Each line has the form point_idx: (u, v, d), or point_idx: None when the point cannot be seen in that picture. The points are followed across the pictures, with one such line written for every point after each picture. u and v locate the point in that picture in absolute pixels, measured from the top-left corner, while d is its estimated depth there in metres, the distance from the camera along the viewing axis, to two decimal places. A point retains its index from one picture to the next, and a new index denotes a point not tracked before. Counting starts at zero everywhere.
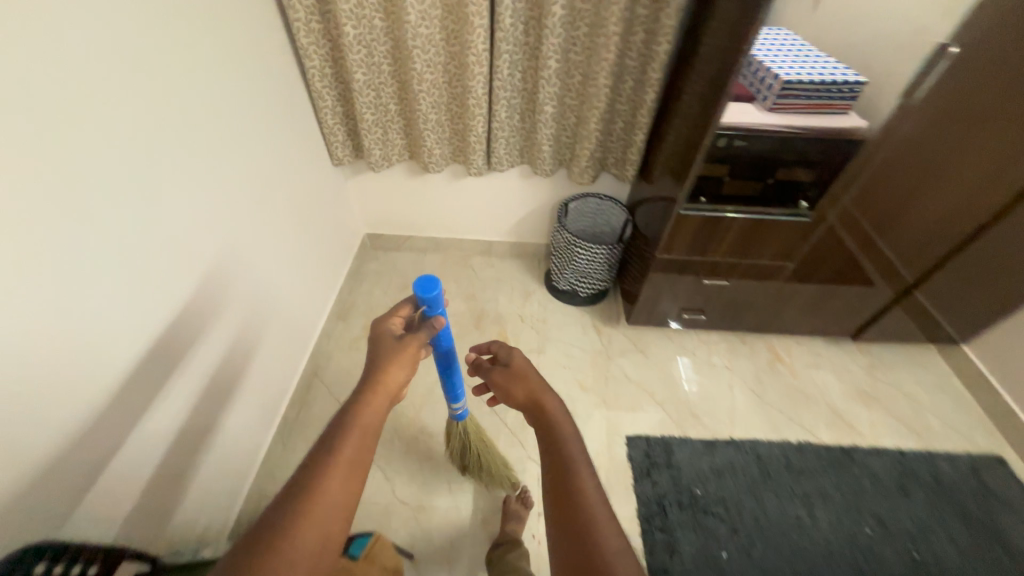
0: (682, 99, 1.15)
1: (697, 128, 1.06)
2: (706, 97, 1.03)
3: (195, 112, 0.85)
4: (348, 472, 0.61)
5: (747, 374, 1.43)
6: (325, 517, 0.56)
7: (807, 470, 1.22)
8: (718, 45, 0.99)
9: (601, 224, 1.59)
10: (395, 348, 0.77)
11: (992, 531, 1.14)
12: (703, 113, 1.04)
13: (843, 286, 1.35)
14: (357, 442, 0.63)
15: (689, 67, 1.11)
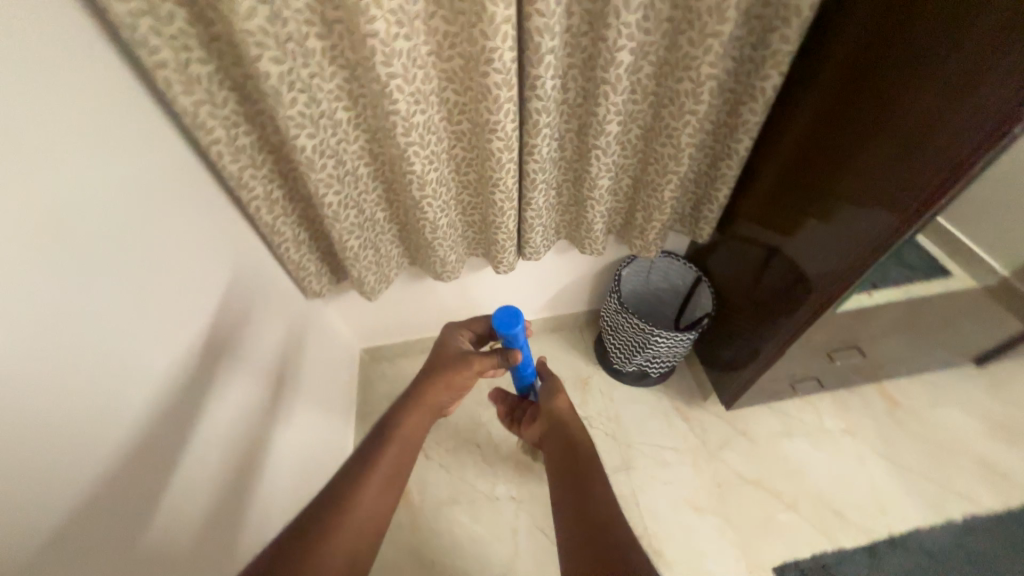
0: (819, 144, 0.81)
1: (877, 205, 0.72)
2: (896, 164, 0.68)
3: (52, 430, 0.44)
4: (384, 487, 0.58)
5: (872, 436, 1.19)
6: (355, 537, 0.53)
7: (988, 558, 1.02)
8: (926, 87, 0.63)
9: (662, 282, 1.26)
10: (456, 367, 0.72)
11: None
12: (887, 189, 0.70)
13: (976, 328, 1.11)
14: (396, 451, 0.62)
15: (823, 96, 0.78)
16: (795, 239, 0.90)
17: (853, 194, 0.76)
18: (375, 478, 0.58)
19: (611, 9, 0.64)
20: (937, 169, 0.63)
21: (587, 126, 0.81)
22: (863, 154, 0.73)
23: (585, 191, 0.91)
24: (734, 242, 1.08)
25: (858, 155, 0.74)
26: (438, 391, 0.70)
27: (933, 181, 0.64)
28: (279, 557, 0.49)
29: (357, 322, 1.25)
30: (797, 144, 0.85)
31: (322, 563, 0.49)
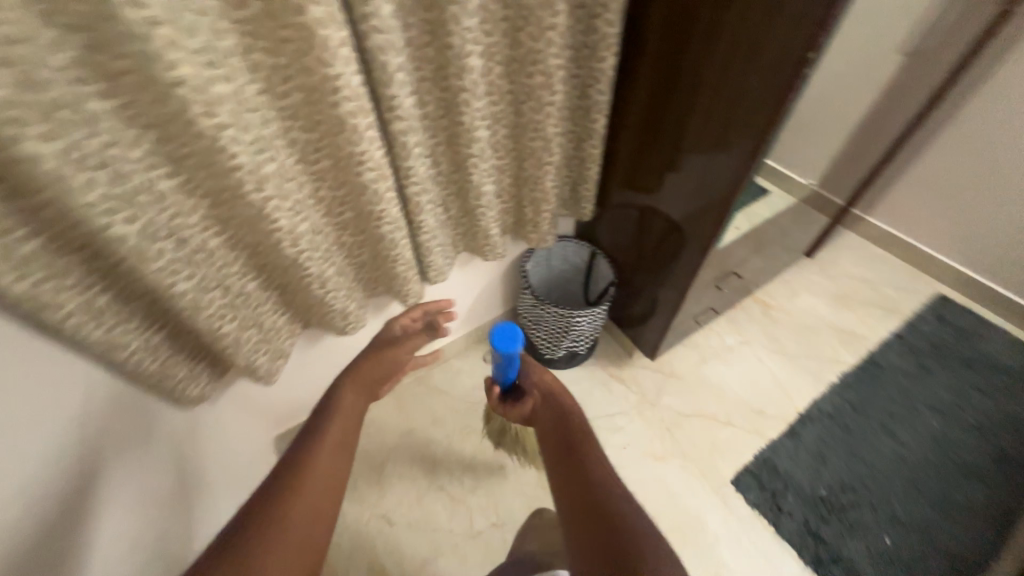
0: (661, 108, 0.90)
1: (721, 153, 0.83)
2: (726, 116, 0.79)
3: None
4: (335, 449, 0.69)
5: (762, 339, 1.39)
6: (320, 488, 0.63)
7: (865, 401, 1.25)
8: (731, 46, 0.73)
9: (564, 264, 1.32)
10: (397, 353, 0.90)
11: (986, 358, 1.31)
12: (725, 138, 0.81)
13: (804, 227, 1.37)
14: (340, 423, 0.73)
15: (654, 65, 0.87)
16: (664, 196, 1.00)
17: (700, 147, 0.87)
18: (325, 447, 0.68)
19: (448, 15, 0.61)
20: (757, 115, 0.74)
21: (456, 136, 0.78)
22: (698, 111, 0.84)
23: (472, 200, 0.89)
24: (614, 211, 1.16)
25: (694, 112, 0.85)
26: (371, 366, 0.85)
27: (757, 125, 0.75)
28: (252, 517, 0.57)
29: (255, 417, 1.06)
30: (644, 113, 0.94)
31: (293, 507, 0.59)
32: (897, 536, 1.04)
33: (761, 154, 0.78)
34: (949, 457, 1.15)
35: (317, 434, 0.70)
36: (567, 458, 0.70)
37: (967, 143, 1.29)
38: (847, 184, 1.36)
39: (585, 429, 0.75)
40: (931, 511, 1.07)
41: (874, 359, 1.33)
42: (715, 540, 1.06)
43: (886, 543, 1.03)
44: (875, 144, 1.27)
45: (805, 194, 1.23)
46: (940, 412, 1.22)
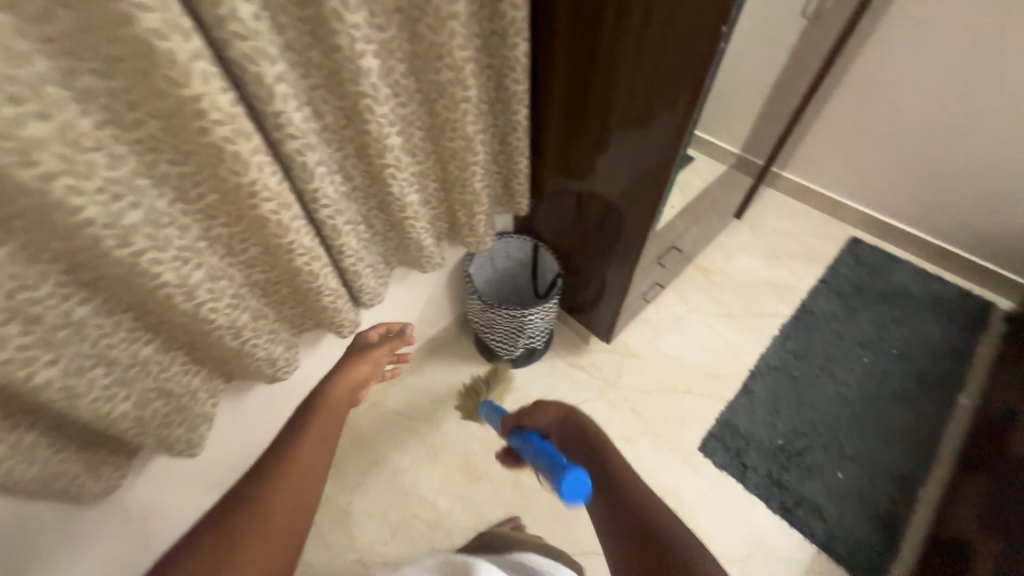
0: (583, 91, 0.87)
1: (650, 130, 0.82)
2: (651, 92, 0.77)
3: None
4: (313, 449, 0.72)
5: (707, 304, 1.43)
6: (295, 491, 0.67)
7: (804, 348, 1.33)
8: (645, 20, 0.71)
9: (509, 261, 1.27)
10: (374, 357, 0.89)
11: (900, 290, 1.43)
12: (650, 117, 0.80)
13: (732, 191, 1.41)
14: (322, 419, 0.76)
15: (568, 48, 0.83)
16: (599, 181, 0.98)
17: (627, 127, 0.85)
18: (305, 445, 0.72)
19: (329, 13, 0.53)
20: (682, 87, 0.73)
21: (365, 147, 0.70)
22: (621, 89, 0.81)
23: (397, 213, 0.81)
24: (550, 201, 1.12)
25: (618, 91, 0.82)
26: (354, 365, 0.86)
27: (683, 99, 0.74)
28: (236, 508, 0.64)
29: (188, 498, 0.95)
30: (566, 99, 0.90)
31: (272, 501, 0.65)
32: (847, 469, 1.13)
33: (687, 130, 0.77)
34: (881, 387, 1.24)
35: (298, 433, 0.73)
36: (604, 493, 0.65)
37: (860, 94, 1.38)
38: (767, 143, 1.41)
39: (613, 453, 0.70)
40: (873, 439, 1.16)
41: (806, 307, 1.41)
42: (692, 509, 1.09)
43: (840, 477, 1.11)
44: (785, 103, 1.31)
45: (730, 160, 1.26)
46: (868, 346, 1.32)
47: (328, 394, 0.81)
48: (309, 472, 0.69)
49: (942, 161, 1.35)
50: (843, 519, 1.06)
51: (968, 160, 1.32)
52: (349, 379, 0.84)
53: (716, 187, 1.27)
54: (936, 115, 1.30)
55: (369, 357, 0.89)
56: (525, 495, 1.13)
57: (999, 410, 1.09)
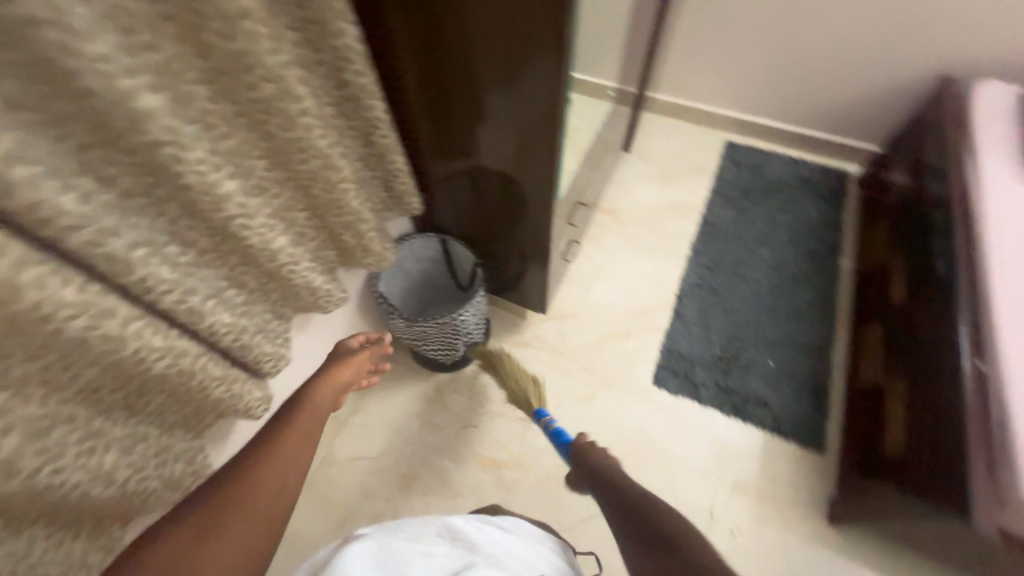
0: (441, 63, 0.76)
1: (529, 87, 0.74)
2: (516, 45, 0.70)
3: None
4: (300, 437, 0.83)
5: (622, 243, 1.46)
6: (282, 463, 0.80)
7: (714, 258, 1.42)
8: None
9: (420, 264, 1.17)
10: (356, 363, 0.95)
11: (776, 180, 1.57)
12: (521, 75, 0.73)
13: (616, 126, 1.40)
14: (307, 415, 0.86)
15: (405, 17, 0.71)
16: (490, 155, 0.90)
17: (502, 91, 0.77)
18: (288, 438, 0.83)
19: (51, 48, 0.37)
20: (549, 33, 0.66)
21: (192, 203, 0.55)
22: (484, 51, 0.72)
23: (269, 263, 0.67)
24: (444, 189, 1.02)
25: (481, 54, 0.73)
26: (340, 372, 0.93)
27: (553, 45, 0.67)
28: (238, 470, 0.78)
29: None
30: (422, 76, 0.80)
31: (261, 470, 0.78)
32: (775, 354, 1.26)
33: (562, 82, 0.72)
34: (783, 274, 1.38)
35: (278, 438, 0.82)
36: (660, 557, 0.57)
37: (702, 4, 1.42)
38: (635, 71, 1.40)
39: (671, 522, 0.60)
40: (787, 321, 1.30)
41: (706, 219, 1.50)
42: (663, 440, 1.15)
43: (771, 364, 1.24)
44: (642, 27, 1.30)
45: (607, 98, 1.23)
46: (764, 240, 1.44)
47: (315, 401, 0.88)
48: (290, 470, 0.80)
49: (784, 53, 1.45)
50: (782, 399, 1.19)
51: (805, 48, 1.42)
52: (334, 384, 0.91)
53: (601, 129, 1.25)
54: (769, 11, 1.38)
55: (356, 364, 0.95)
56: (509, 489, 1.11)
57: (874, 264, 1.26)
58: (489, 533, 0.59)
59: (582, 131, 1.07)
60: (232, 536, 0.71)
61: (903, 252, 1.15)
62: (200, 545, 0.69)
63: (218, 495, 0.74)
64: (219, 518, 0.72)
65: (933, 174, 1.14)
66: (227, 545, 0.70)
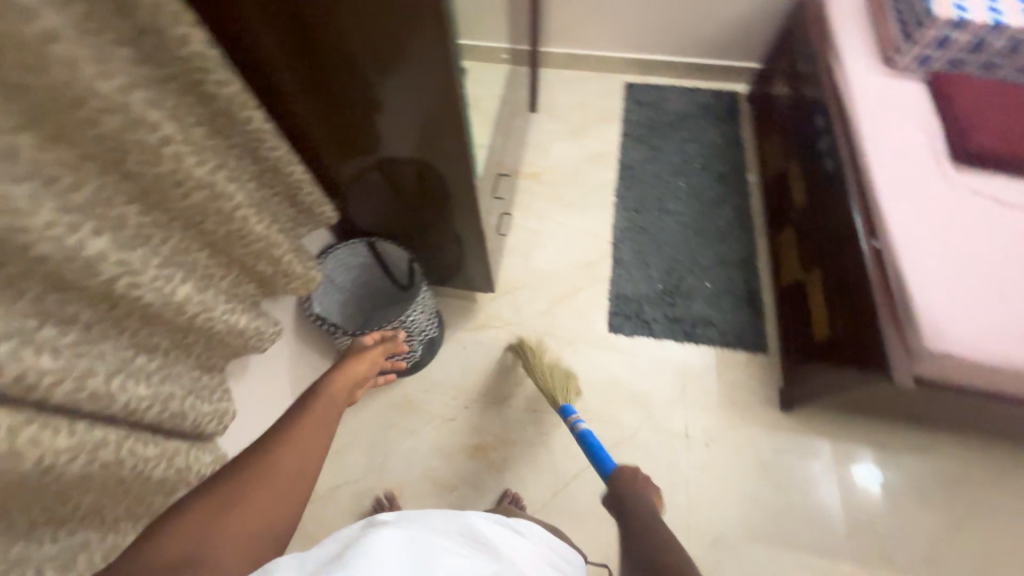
0: (315, 52, 0.68)
1: (418, 62, 0.69)
2: (392, 18, 0.63)
3: None
4: (316, 429, 0.77)
5: (550, 205, 1.47)
6: (298, 455, 0.73)
7: (638, 199, 1.47)
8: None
9: (353, 274, 1.11)
10: (371, 358, 0.93)
11: (678, 112, 1.63)
12: (405, 53, 0.68)
13: (518, 88, 1.37)
14: (324, 405, 0.81)
15: (259, 8, 0.63)
16: (396, 142, 0.84)
17: (390, 71, 0.71)
18: (306, 424, 0.77)
19: None
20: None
21: (55, 274, 0.46)
22: (358, 30, 0.65)
23: (176, 318, 0.59)
24: (357, 189, 0.96)
25: (356, 34, 0.66)
26: (355, 364, 0.91)
27: (431, 11, 0.62)
28: (254, 464, 0.70)
29: None
30: (297, 71, 0.72)
31: (276, 468, 0.70)
32: (710, 276, 1.34)
33: (451, 53, 0.67)
34: (701, 200, 1.46)
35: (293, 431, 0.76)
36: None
37: None
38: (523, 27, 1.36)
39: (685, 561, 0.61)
40: (714, 243, 1.39)
41: (624, 164, 1.54)
42: (631, 380, 1.21)
43: (708, 285, 1.32)
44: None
45: (502, 61, 1.19)
46: (679, 172, 1.52)
47: (330, 390, 0.84)
48: (305, 454, 0.74)
49: None
50: (724, 314, 1.29)
51: None
52: (349, 377, 0.88)
53: (504, 94, 1.21)
54: None
55: (370, 355, 0.93)
56: (501, 470, 1.12)
57: (776, 173, 1.37)
58: (506, 540, 0.56)
59: (485, 101, 1.03)
60: (250, 517, 0.64)
61: (797, 156, 1.25)
62: (215, 525, 0.62)
63: (230, 487, 0.67)
64: (238, 496, 0.66)
65: (809, 80, 1.23)
66: (239, 523, 0.63)
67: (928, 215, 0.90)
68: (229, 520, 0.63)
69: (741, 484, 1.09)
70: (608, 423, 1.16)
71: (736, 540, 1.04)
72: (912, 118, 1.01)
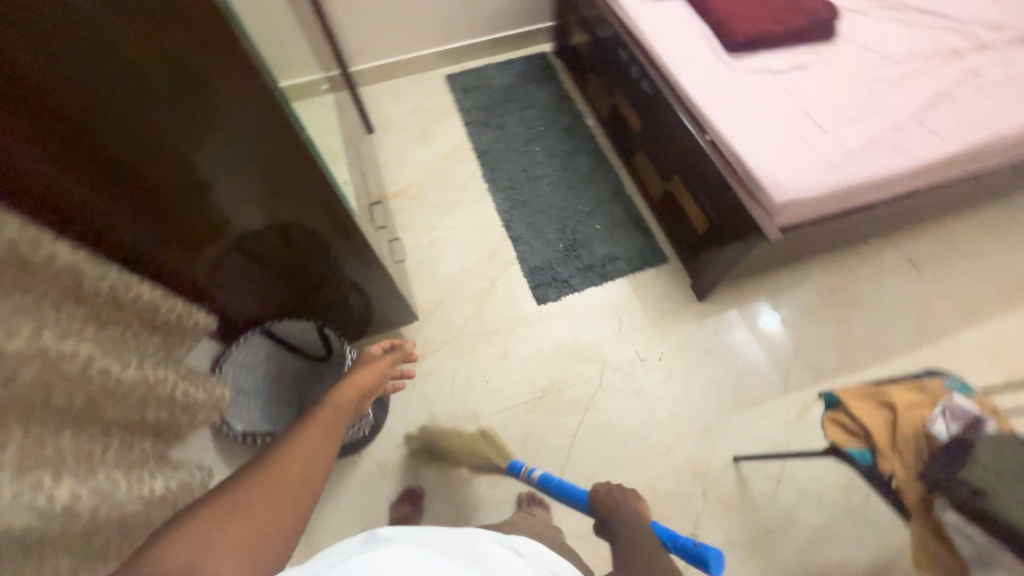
0: (105, 147, 0.55)
1: (244, 123, 0.60)
2: (192, 85, 0.54)
3: None
4: (331, 426, 0.57)
5: (430, 214, 1.44)
6: (313, 449, 0.52)
7: (506, 176, 1.51)
8: (73, 0, 0.43)
9: (260, 370, 0.98)
10: (376, 366, 0.78)
11: (503, 86, 1.69)
12: (227, 124, 0.60)
13: (345, 115, 1.30)
14: (336, 406, 0.63)
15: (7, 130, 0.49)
16: (247, 212, 0.74)
17: (212, 140, 0.61)
18: (317, 423, 0.57)
19: None
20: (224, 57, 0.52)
21: None
22: (153, 108, 0.54)
23: (74, 524, 0.46)
24: (220, 277, 0.83)
25: (150, 113, 0.54)
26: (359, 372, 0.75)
27: (240, 67, 0.54)
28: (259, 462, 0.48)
29: None
30: (91, 184, 0.58)
31: (287, 462, 0.48)
32: (596, 216, 1.44)
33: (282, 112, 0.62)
34: (560, 156, 1.55)
35: (308, 430, 0.55)
36: None
37: None
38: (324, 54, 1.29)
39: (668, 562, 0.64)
40: (586, 188, 1.49)
41: (478, 150, 1.56)
42: (575, 337, 1.26)
43: (599, 226, 1.42)
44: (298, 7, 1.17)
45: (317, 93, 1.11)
46: (530, 139, 1.59)
47: (338, 396, 0.66)
48: (321, 452, 0.52)
49: None
50: (622, 243, 1.39)
51: None
52: (355, 384, 0.72)
53: (335, 125, 1.13)
54: None
55: (378, 366, 0.78)
56: (504, 478, 1.10)
57: (608, 109, 1.50)
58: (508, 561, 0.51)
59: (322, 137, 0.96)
60: (253, 518, 0.42)
61: (619, 89, 1.39)
62: (200, 542, 0.39)
63: (231, 492, 0.44)
64: (239, 496, 0.43)
65: (600, 23, 1.36)
66: (240, 529, 0.41)
67: (734, 101, 1.07)
68: (228, 525, 0.41)
69: (699, 376, 1.21)
70: (576, 384, 1.20)
71: (715, 422, 1.16)
72: (692, 29, 1.18)
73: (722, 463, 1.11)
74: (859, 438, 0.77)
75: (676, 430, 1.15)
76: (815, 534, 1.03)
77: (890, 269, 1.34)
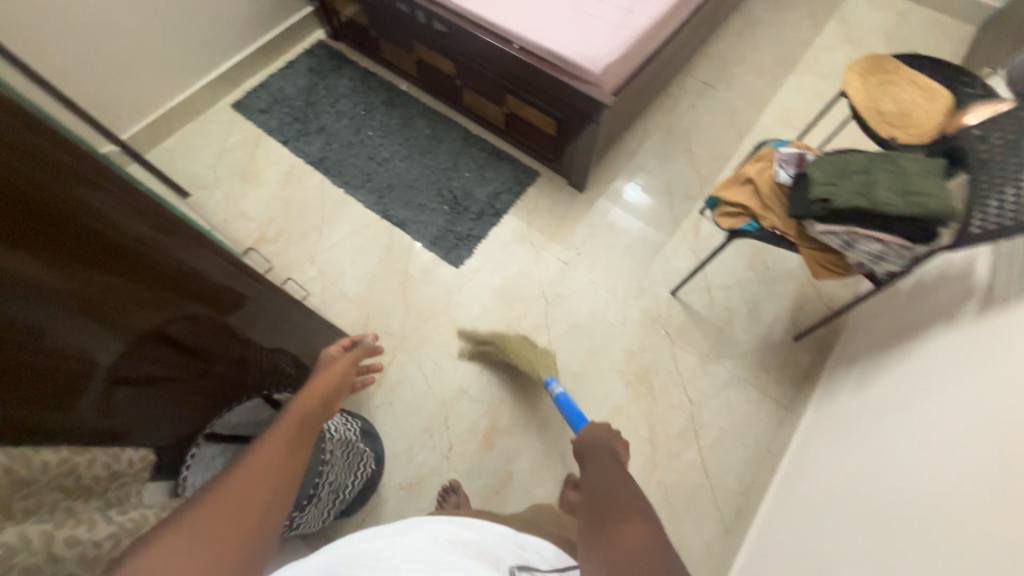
0: None
1: (95, 216, 0.52)
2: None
3: None
4: (298, 439, 0.56)
5: (303, 244, 1.33)
6: (281, 464, 0.50)
7: (356, 172, 1.44)
8: None
9: None
10: (337, 374, 0.74)
11: (299, 90, 1.56)
12: (93, 233, 0.53)
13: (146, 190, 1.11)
14: (303, 415, 0.61)
15: None
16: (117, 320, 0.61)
17: (71, 253, 0.52)
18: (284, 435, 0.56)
19: None
20: (23, 129, 0.44)
21: None
22: None
23: None
24: (127, 417, 0.68)
25: None
26: (320, 381, 0.71)
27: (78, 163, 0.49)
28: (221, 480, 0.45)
29: None
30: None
31: (256, 477, 0.47)
32: (460, 167, 1.46)
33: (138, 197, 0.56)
34: (396, 130, 1.51)
35: (276, 441, 0.53)
36: (608, 522, 0.46)
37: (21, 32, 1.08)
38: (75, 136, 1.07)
39: (627, 477, 0.54)
40: (436, 146, 1.49)
41: (313, 161, 1.45)
42: (504, 275, 1.31)
43: (468, 173, 1.45)
44: None
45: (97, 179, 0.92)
46: (357, 127, 1.52)
47: (303, 404, 0.63)
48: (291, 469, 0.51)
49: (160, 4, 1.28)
50: (496, 177, 1.45)
51: None
52: (317, 391, 0.68)
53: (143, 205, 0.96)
54: None
55: (335, 372, 0.74)
56: (516, 423, 1.15)
57: (415, 66, 1.48)
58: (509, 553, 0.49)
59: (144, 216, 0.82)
60: (225, 529, 0.40)
61: (415, 41, 1.37)
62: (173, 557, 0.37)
63: (201, 508, 0.42)
64: (208, 513, 0.41)
65: None
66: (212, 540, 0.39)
67: (521, 8, 1.15)
68: (198, 539, 0.39)
69: (616, 249, 1.36)
70: (528, 312, 1.27)
71: (644, 275, 1.33)
72: None
73: (666, 302, 1.29)
74: (743, 214, 0.95)
75: (621, 300, 1.29)
76: (750, 308, 1.28)
77: (695, 94, 1.61)
